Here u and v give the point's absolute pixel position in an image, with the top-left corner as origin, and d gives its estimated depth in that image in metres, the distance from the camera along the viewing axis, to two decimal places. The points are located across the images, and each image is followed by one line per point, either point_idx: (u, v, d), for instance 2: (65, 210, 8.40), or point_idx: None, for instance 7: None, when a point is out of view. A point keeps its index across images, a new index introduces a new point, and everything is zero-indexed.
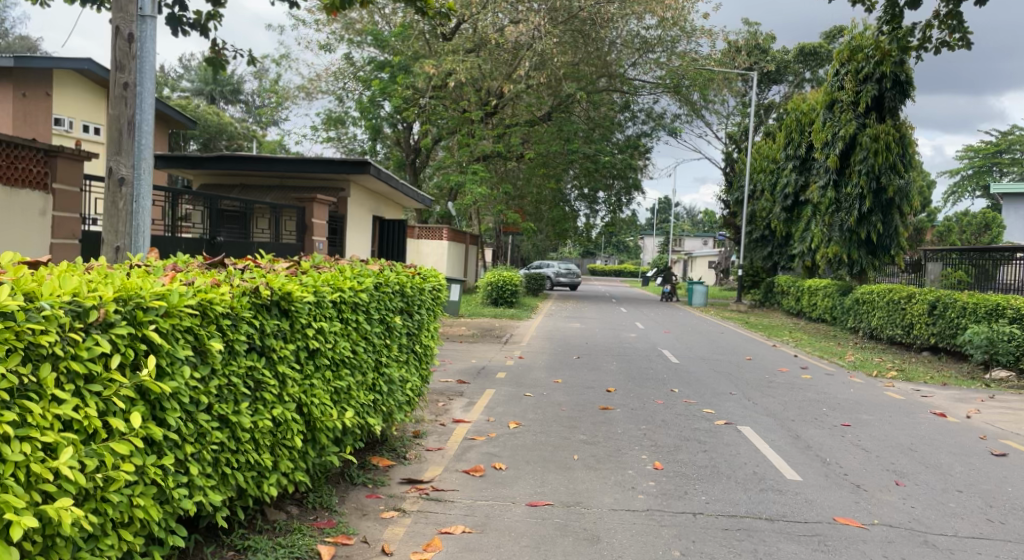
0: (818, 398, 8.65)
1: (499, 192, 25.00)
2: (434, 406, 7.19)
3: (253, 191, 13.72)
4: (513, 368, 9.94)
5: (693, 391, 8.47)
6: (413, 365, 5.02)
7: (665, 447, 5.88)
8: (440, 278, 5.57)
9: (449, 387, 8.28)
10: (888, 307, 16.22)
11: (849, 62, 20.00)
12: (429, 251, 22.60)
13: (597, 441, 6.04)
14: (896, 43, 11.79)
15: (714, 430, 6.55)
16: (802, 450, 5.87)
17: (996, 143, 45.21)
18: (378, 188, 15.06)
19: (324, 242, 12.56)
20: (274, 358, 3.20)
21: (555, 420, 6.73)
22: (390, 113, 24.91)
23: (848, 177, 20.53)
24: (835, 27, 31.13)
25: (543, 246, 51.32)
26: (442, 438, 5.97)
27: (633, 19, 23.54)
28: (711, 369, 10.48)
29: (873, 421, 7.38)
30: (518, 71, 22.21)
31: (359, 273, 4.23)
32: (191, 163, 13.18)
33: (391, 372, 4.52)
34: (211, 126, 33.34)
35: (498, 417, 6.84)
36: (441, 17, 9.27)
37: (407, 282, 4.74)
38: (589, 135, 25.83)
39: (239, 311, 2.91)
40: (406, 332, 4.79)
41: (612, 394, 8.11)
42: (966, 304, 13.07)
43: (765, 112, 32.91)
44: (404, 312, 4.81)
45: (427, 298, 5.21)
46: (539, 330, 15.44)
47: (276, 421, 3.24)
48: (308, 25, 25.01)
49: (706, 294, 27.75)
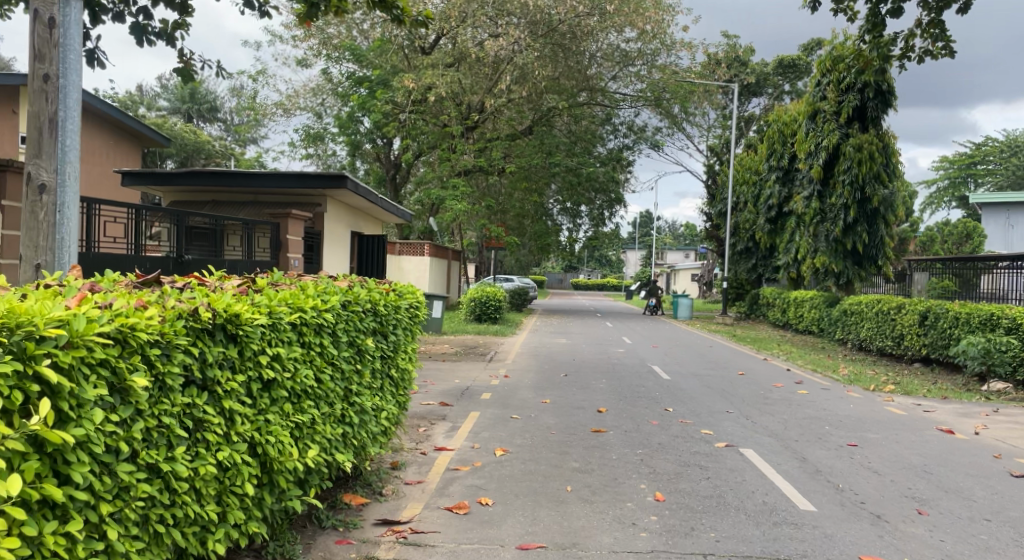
0: (818, 414, 8.26)
1: (481, 206, 24.57)
2: (414, 432, 6.69)
3: (224, 207, 13.19)
4: (498, 388, 9.46)
5: (689, 410, 8.05)
6: (389, 392, 4.54)
7: (665, 474, 5.44)
8: (418, 294, 5.12)
9: (431, 410, 7.79)
10: (877, 318, 15.95)
11: (831, 72, 19.89)
12: (411, 268, 22.09)
13: (591, 468, 5.58)
14: (881, 52, 11.55)
15: (715, 453, 6.13)
16: (812, 476, 5.47)
17: (970, 155, 45.59)
18: (356, 203, 14.59)
19: (300, 258, 12.02)
20: (220, 391, 2.74)
21: (545, 446, 6.27)
22: (370, 128, 24.48)
23: (832, 188, 20.41)
24: (813, 39, 31.20)
25: (526, 262, 50.97)
26: (422, 469, 5.47)
27: (613, 33, 23.32)
28: (704, 385, 10.08)
29: (879, 440, 7.00)
30: (498, 84, 21.97)
31: (324, 291, 3.76)
32: (159, 179, 12.66)
33: (365, 398, 4.07)
34: (188, 144, 32.65)
35: (483, 443, 6.37)
36: (418, 25, 8.74)
37: (380, 299, 4.28)
38: (571, 148, 25.53)
39: (173, 339, 2.46)
40: (380, 355, 4.31)
41: (603, 415, 7.66)
42: (958, 314, 12.80)
43: (746, 125, 32.89)
44: (378, 333, 4.33)
45: (403, 316, 4.74)
46: (524, 346, 14.99)
47: (224, 466, 2.77)
48: (285, 41, 24.56)
49: (690, 307, 27.45)
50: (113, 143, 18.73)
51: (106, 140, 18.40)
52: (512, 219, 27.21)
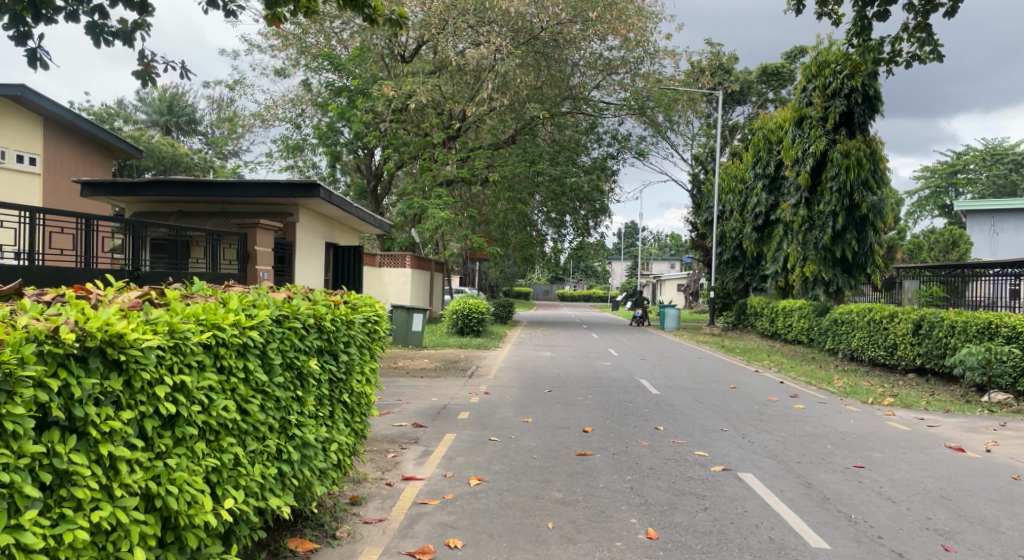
0: (817, 431, 7.73)
1: (464, 216, 23.96)
2: (381, 458, 6.11)
3: (190, 217, 12.54)
4: (477, 406, 8.89)
5: (680, 429, 7.50)
6: (340, 421, 3.95)
7: (659, 506, 4.88)
8: (376, 308, 4.56)
9: (403, 433, 7.19)
10: (869, 327, 15.51)
11: (816, 78, 19.59)
12: (391, 280, 21.46)
13: (575, 500, 5.01)
14: (869, 56, 11.07)
15: (710, 478, 5.58)
16: (820, 505, 4.95)
17: (950, 164, 45.66)
18: (330, 213, 14.03)
19: (268, 269, 11.34)
20: (97, 433, 2.20)
21: (525, 473, 5.69)
22: (350, 138, 23.89)
23: (820, 195, 19.98)
24: (797, 47, 31.05)
25: (511, 274, 50.41)
26: (386, 504, 4.86)
27: (597, 41, 22.93)
28: (694, 401, 9.54)
29: (886, 460, 6.47)
30: (480, 92, 21.51)
31: (252, 304, 3.17)
32: (121, 189, 12.00)
33: (308, 427, 3.48)
34: (167, 157, 31.85)
35: (456, 471, 5.77)
36: (392, 25, 8.13)
37: (325, 312, 3.67)
38: (554, 157, 25.05)
39: (15, 371, 1.99)
40: (328, 378, 3.72)
41: (589, 436, 7.09)
42: (954, 323, 12.37)
43: (730, 134, 32.65)
44: (325, 352, 3.74)
45: (358, 333, 4.15)
46: (508, 360, 14.40)
47: (104, 529, 2.21)
48: (262, 51, 23.97)
49: (678, 317, 26.97)
50: (82, 153, 18.00)
51: (74, 152, 17.66)
52: (496, 229, 26.64)
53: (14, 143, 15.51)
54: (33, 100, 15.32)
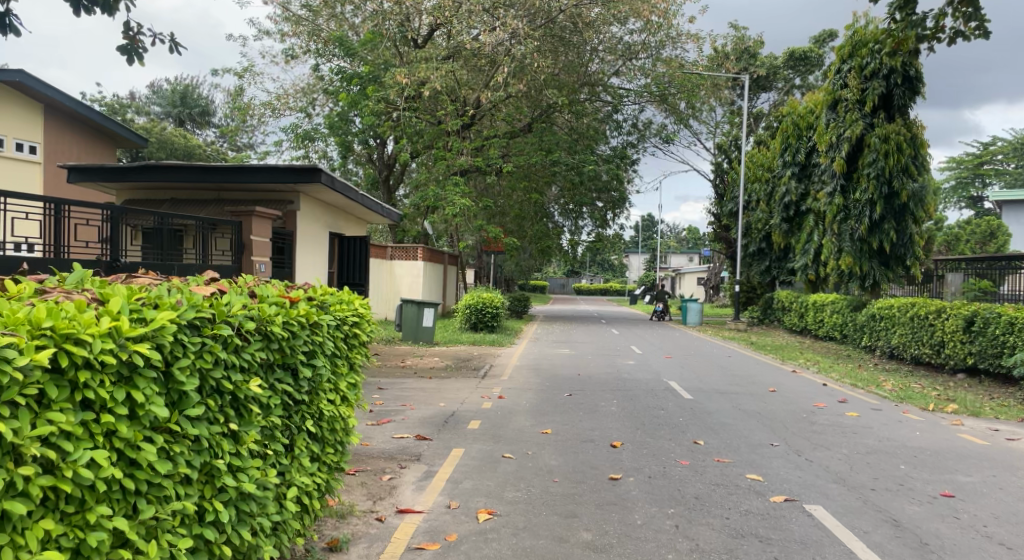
0: (881, 447, 6.66)
1: (479, 207, 22.91)
2: (374, 482, 5.13)
3: (184, 206, 11.59)
4: (490, 413, 7.92)
5: (723, 444, 6.49)
6: (300, 454, 3.06)
7: (716, 554, 3.89)
8: (352, 307, 3.73)
9: (403, 447, 6.24)
10: (912, 324, 14.32)
11: (852, 58, 18.36)
12: (403, 273, 20.53)
13: (609, 544, 4.03)
14: (912, 33, 9.61)
15: (773, 512, 4.57)
16: (918, 554, 3.95)
17: (978, 155, 43.99)
18: (334, 201, 13.04)
19: (266, 262, 10.24)
20: None
21: (545, 504, 4.70)
22: (362, 128, 22.93)
23: (856, 182, 18.66)
24: (825, 31, 29.82)
25: (528, 267, 49.36)
26: (373, 549, 3.90)
27: (617, 24, 21.92)
28: (733, 407, 8.50)
29: (978, 485, 5.41)
30: (495, 78, 20.41)
31: (147, 301, 2.41)
32: (109, 175, 11.02)
33: (250, 469, 2.60)
34: (178, 149, 30.98)
35: (463, 500, 4.79)
36: None
37: (274, 315, 2.82)
38: (572, 146, 23.84)
39: None
40: (280, 400, 2.85)
41: (618, 453, 6.09)
42: (1013, 319, 11.18)
43: (755, 122, 31.40)
44: (276, 366, 2.87)
45: (328, 339, 3.28)
46: (524, 359, 13.38)
47: None
48: (272, 36, 22.99)
49: (701, 312, 25.83)
50: (86, 144, 17.19)
51: (77, 142, 16.80)
52: (511, 221, 25.62)
53: (14, 131, 14.68)
54: (32, 86, 14.53)
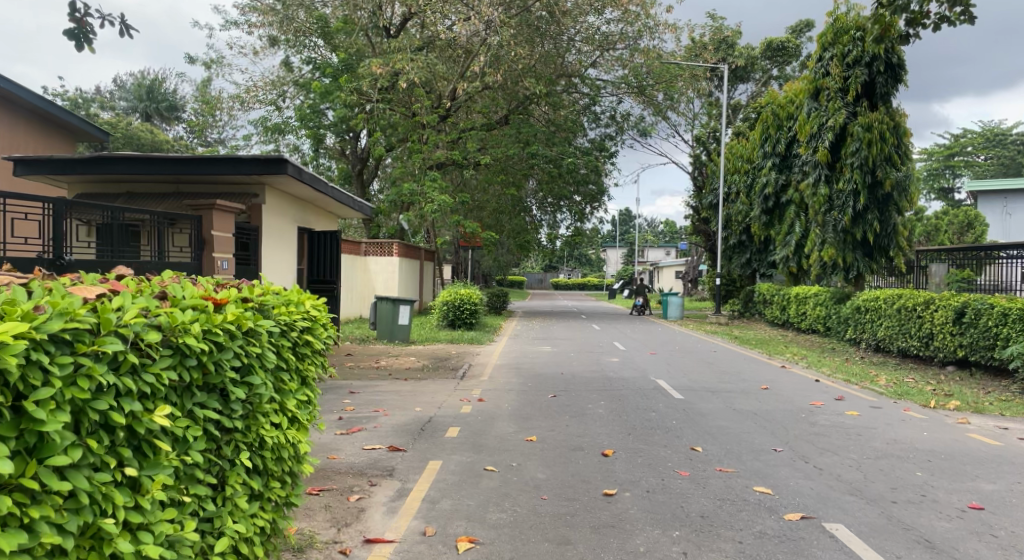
0: (890, 450, 6.19)
1: (456, 202, 22.12)
2: (340, 505, 4.52)
3: (142, 199, 10.79)
4: (470, 418, 7.36)
5: (722, 450, 5.98)
6: (236, 492, 2.64)
7: None
8: (307, 309, 3.32)
9: (375, 461, 5.64)
10: (899, 316, 13.97)
11: (833, 46, 17.92)
12: (378, 269, 19.86)
13: None
14: (898, 16, 8.95)
15: (791, 534, 4.05)
16: None
17: (949, 146, 44.05)
18: (301, 193, 12.29)
19: (229, 259, 9.47)
20: None
21: (533, 528, 4.15)
22: (334, 121, 21.99)
23: (841, 172, 18.23)
24: (802, 21, 29.49)
25: (505, 262, 48.72)
26: None
27: (594, 14, 21.31)
28: (727, 408, 8.02)
29: (1006, 495, 4.92)
30: (471, 68, 19.70)
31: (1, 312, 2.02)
32: (58, 166, 10.20)
33: (158, 525, 2.22)
34: (145, 144, 29.90)
35: (441, 526, 4.20)
36: None
37: (185, 323, 2.42)
38: (550, 137, 23.14)
39: None
40: (199, 431, 2.46)
41: (611, 463, 5.55)
42: (1008, 310, 10.82)
43: (732, 113, 31.00)
44: (192, 389, 2.48)
45: (269, 350, 2.87)
46: (503, 357, 12.81)
47: None
48: (238, 26, 22.05)
49: (682, 306, 25.41)
50: (45, 138, 16.23)
51: (35, 135, 15.84)
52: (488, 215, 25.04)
53: None
54: None
